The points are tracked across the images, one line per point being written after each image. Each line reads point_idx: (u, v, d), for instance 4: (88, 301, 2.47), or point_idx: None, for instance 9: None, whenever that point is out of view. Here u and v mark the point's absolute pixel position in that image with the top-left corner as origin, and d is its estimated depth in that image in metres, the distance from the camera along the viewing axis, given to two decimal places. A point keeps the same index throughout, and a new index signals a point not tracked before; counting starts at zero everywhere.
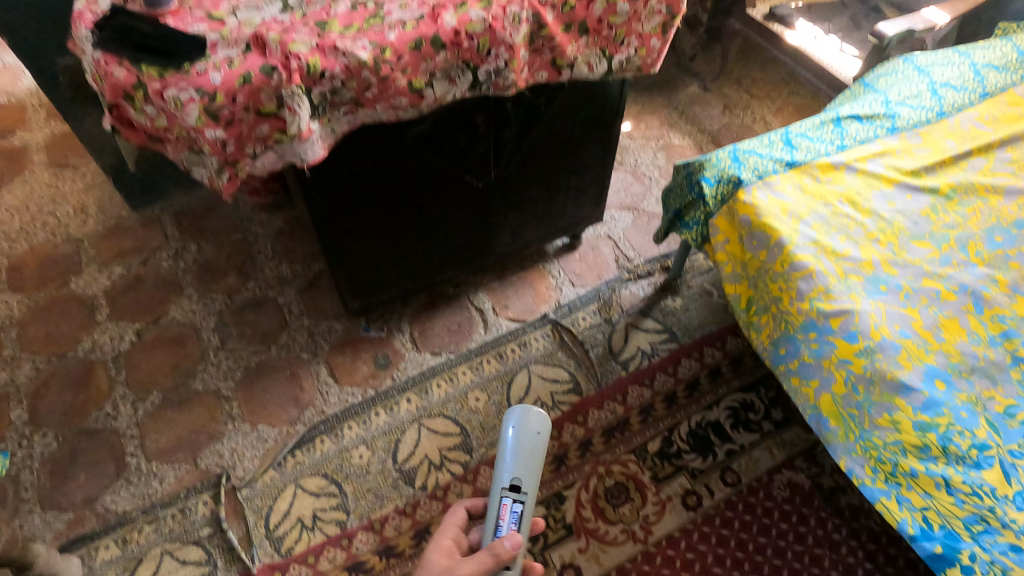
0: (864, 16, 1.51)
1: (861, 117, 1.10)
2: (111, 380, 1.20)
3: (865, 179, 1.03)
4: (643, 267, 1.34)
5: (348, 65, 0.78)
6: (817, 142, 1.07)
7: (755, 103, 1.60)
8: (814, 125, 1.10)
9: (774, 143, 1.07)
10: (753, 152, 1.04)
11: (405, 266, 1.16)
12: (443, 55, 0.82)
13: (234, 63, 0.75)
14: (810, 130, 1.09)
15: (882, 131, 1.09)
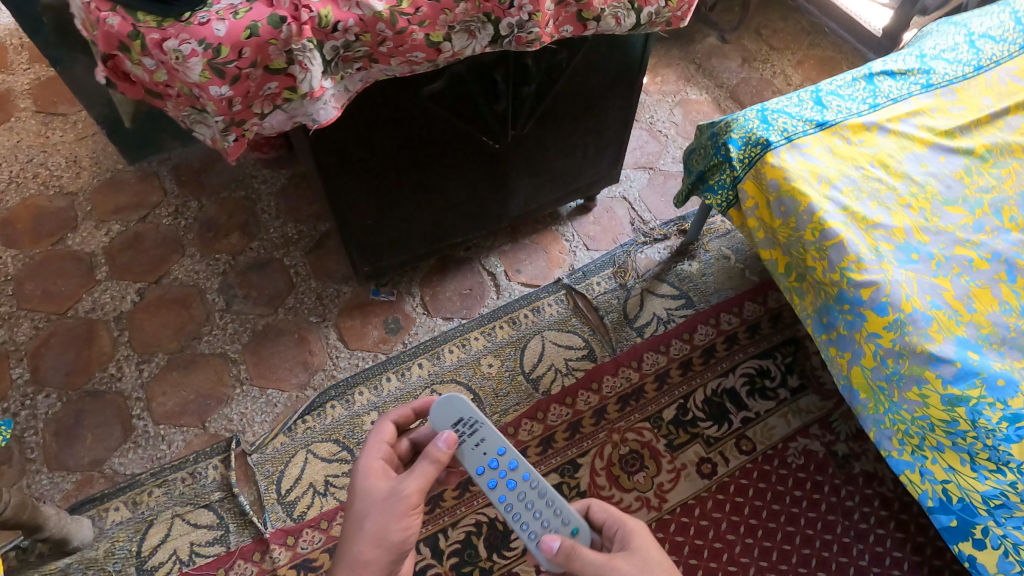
0: None
1: (896, 73, 1.04)
2: (114, 341, 1.18)
3: (898, 140, 0.98)
4: (659, 231, 1.30)
5: (362, 17, 0.73)
6: (848, 102, 1.01)
7: (775, 56, 1.53)
8: (846, 81, 1.03)
9: (803, 101, 1.01)
10: (782, 112, 0.99)
11: (417, 229, 1.13)
12: (463, 7, 0.77)
13: (240, 13, 0.70)
14: (840, 88, 1.02)
15: (917, 88, 1.02)
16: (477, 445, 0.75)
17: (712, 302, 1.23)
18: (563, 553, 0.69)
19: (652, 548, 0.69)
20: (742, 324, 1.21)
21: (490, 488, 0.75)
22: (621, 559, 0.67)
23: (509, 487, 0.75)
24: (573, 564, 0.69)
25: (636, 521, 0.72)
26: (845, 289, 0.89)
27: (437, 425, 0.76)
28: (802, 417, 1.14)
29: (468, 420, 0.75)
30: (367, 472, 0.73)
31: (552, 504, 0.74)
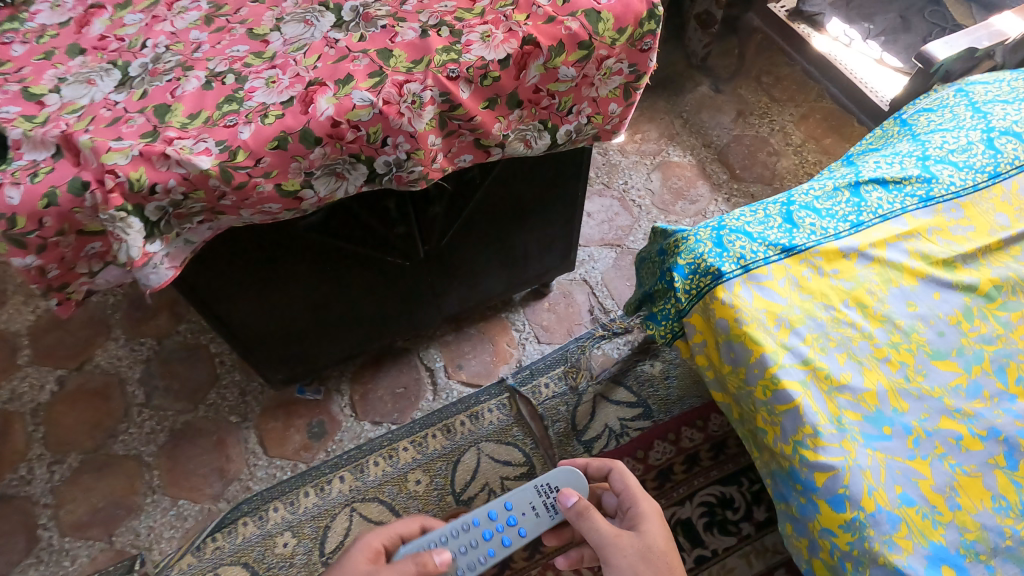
0: (918, 10, 1.18)
1: (886, 182, 0.89)
2: (28, 437, 1.12)
3: (881, 270, 0.83)
4: (619, 323, 1.17)
5: (187, 176, 0.60)
6: (824, 220, 0.86)
7: (775, 108, 1.41)
8: (826, 189, 0.89)
9: (770, 217, 0.86)
10: (740, 233, 0.84)
11: (336, 335, 1.04)
12: (320, 151, 0.64)
13: (38, 175, 0.58)
14: (817, 201, 0.87)
15: (911, 202, 0.88)
16: (535, 508, 0.76)
17: (673, 413, 1.09)
18: (576, 511, 0.70)
19: (654, 535, 0.68)
20: (706, 441, 1.05)
21: (489, 514, 0.75)
22: (627, 538, 0.67)
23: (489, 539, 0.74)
24: (581, 523, 0.69)
25: (648, 501, 0.71)
26: (798, 467, 0.74)
27: (564, 473, 0.77)
28: (767, 558, 0.97)
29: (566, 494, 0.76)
30: (362, 550, 0.69)
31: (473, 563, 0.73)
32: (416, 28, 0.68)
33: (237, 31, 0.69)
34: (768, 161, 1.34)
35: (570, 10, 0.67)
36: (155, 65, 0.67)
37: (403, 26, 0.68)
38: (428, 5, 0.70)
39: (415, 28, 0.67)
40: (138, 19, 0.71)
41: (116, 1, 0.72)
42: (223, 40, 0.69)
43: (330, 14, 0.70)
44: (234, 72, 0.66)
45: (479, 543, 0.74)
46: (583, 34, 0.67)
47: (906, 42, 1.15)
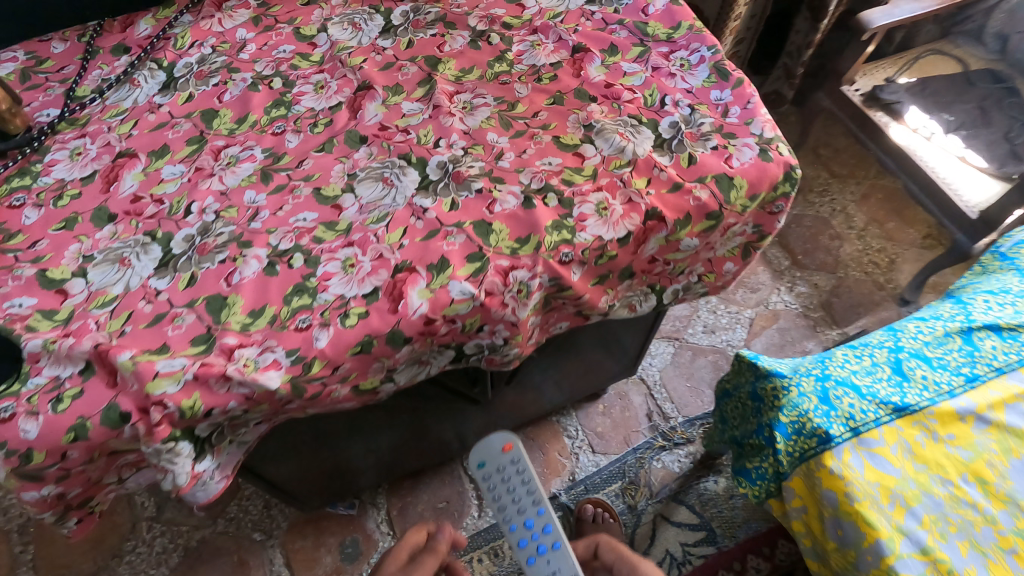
0: (997, 99, 1.13)
1: (1000, 329, 0.82)
2: (12, 561, 1.00)
3: (1000, 436, 0.75)
4: (680, 433, 1.10)
5: (250, 395, 0.49)
6: (936, 373, 0.79)
7: (836, 185, 1.39)
8: (934, 334, 0.82)
9: (877, 367, 0.80)
10: (847, 387, 0.77)
11: (384, 463, 0.97)
12: (407, 349, 0.54)
13: (62, 403, 0.47)
14: (927, 348, 0.81)
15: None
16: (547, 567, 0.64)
17: (739, 536, 1.01)
18: None
19: None
20: (773, 572, 0.97)
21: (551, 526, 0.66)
22: None
23: (525, 525, 0.68)
24: None
25: (650, 566, 0.65)
26: None
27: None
28: None
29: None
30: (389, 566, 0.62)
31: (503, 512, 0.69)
32: (517, 193, 0.57)
33: (302, 190, 0.57)
34: (830, 246, 1.32)
35: (697, 175, 0.58)
36: (203, 239, 0.55)
37: (501, 189, 0.57)
38: (528, 160, 0.59)
39: (515, 191, 0.57)
40: (181, 173, 0.59)
41: (150, 147, 0.61)
42: (286, 205, 0.57)
43: (414, 169, 0.58)
44: (302, 250, 0.54)
45: (521, 521, 0.68)
46: (713, 203, 0.57)
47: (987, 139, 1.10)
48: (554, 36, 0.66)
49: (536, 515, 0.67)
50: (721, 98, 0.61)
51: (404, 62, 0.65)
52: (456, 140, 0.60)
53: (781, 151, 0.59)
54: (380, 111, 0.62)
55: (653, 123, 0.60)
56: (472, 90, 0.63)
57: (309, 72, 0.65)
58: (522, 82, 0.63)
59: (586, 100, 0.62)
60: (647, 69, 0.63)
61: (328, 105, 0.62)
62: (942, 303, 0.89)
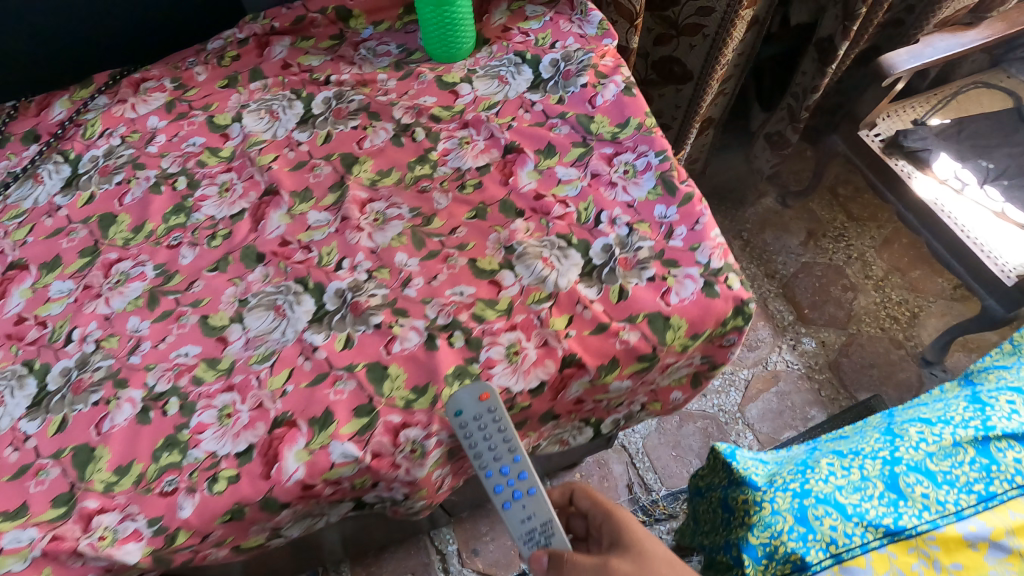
0: None
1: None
2: None
3: None
4: (663, 508, 1.02)
5: (108, 569, 0.45)
6: (941, 491, 0.56)
7: (852, 231, 1.25)
8: (942, 442, 0.60)
9: (866, 481, 0.58)
10: (827, 501, 0.56)
11: (340, 547, 0.91)
12: (289, 511, 0.48)
13: None
14: (931, 460, 0.58)
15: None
16: (523, 517, 0.48)
17: None
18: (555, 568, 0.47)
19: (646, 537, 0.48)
20: None
21: (520, 460, 0.48)
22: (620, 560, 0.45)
23: (500, 470, 0.48)
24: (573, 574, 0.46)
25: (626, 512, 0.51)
26: None
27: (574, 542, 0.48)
28: None
29: (549, 531, 0.48)
30: None
31: (470, 452, 0.47)
32: (421, 328, 0.51)
33: (188, 318, 0.53)
34: (843, 298, 1.19)
35: (627, 313, 0.50)
36: (79, 374, 0.51)
37: (403, 323, 0.51)
38: (437, 288, 0.52)
39: (418, 327, 0.51)
40: (69, 290, 0.55)
41: (42, 258, 0.57)
42: (169, 335, 0.52)
43: (310, 295, 0.53)
44: (176, 392, 0.50)
45: (489, 475, 0.49)
46: (644, 346, 0.50)
47: None
48: (486, 132, 0.58)
49: (511, 463, 0.48)
50: (665, 215, 0.53)
51: (318, 161, 0.58)
52: (361, 261, 0.54)
53: (730, 283, 0.51)
54: (284, 221, 0.56)
55: (584, 245, 0.53)
56: (387, 198, 0.56)
57: (216, 171, 0.60)
58: (442, 190, 0.56)
59: (511, 214, 0.55)
60: (585, 176, 0.55)
61: (229, 213, 0.57)
62: (951, 404, 0.67)
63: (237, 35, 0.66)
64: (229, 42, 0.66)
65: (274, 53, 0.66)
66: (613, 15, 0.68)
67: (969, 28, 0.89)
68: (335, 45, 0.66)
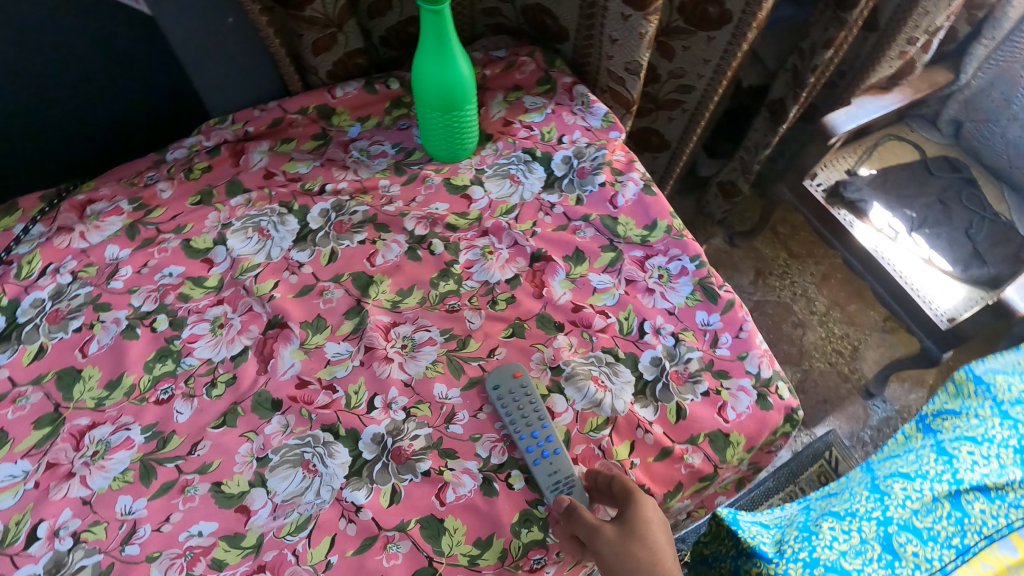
0: (959, 192, 0.98)
1: (988, 488, 0.58)
2: None
3: None
4: None
5: None
6: (928, 547, 0.54)
7: (795, 267, 1.26)
8: (917, 503, 0.58)
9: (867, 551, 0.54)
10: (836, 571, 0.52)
11: None
12: None
13: None
14: (916, 516, 0.57)
15: (1016, 515, 0.54)
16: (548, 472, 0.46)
17: None
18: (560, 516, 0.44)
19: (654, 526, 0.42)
20: None
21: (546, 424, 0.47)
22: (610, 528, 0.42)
23: (531, 434, 0.47)
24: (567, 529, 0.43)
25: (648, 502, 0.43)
26: None
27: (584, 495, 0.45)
28: None
29: (572, 484, 0.46)
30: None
31: (504, 419, 0.48)
32: (475, 469, 0.47)
33: (196, 486, 0.45)
34: (793, 335, 1.20)
35: (688, 433, 0.49)
36: None
37: (453, 467, 0.47)
38: (485, 423, 0.48)
39: (471, 469, 0.47)
40: (26, 473, 0.46)
41: None
42: (174, 512, 0.44)
43: (342, 444, 0.47)
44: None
45: (515, 433, 0.47)
46: (708, 467, 0.48)
47: (950, 236, 0.94)
48: (508, 240, 0.55)
49: (540, 428, 0.47)
50: (709, 323, 0.52)
51: (327, 284, 0.53)
52: (396, 397, 0.49)
53: (781, 393, 0.50)
54: (297, 358, 0.50)
55: (632, 358, 0.51)
56: (413, 320, 0.51)
57: (204, 303, 0.53)
58: (473, 307, 0.52)
59: (551, 329, 0.51)
60: (621, 283, 0.53)
61: (229, 354, 0.51)
62: (921, 456, 0.66)
63: (204, 142, 0.60)
64: (195, 150, 0.60)
65: (252, 160, 0.59)
66: (608, 101, 0.68)
67: (886, 90, 0.94)
68: (320, 145, 0.61)
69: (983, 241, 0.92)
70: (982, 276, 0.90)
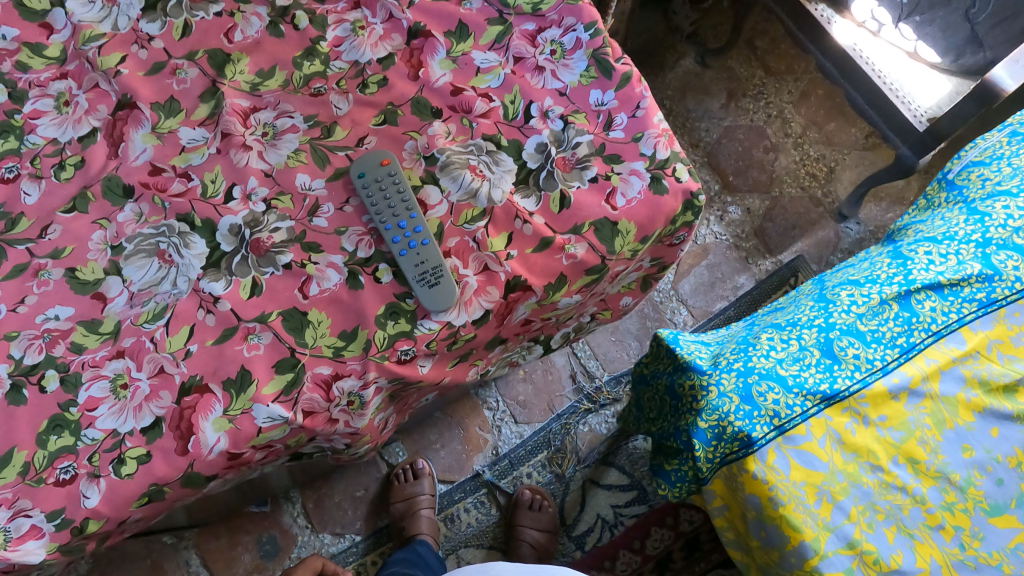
0: None
1: (942, 285, 0.57)
2: None
3: (934, 411, 0.54)
4: (606, 393, 0.95)
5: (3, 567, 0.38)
6: (870, 349, 0.55)
7: (771, 86, 1.15)
8: (869, 305, 0.56)
9: (805, 354, 0.55)
10: (771, 379, 0.53)
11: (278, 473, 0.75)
12: (221, 477, 0.43)
13: None
14: (861, 320, 0.56)
15: (970, 308, 0.56)
16: (415, 262, 0.43)
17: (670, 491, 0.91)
18: None
19: None
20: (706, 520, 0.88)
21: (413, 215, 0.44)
22: None
23: (397, 225, 0.44)
24: None
25: None
26: None
27: None
28: None
29: (440, 275, 0.43)
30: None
31: (369, 211, 0.44)
32: (341, 263, 0.44)
33: (50, 272, 0.42)
34: (764, 160, 1.13)
35: (571, 223, 0.45)
36: None
37: (317, 261, 0.44)
38: (351, 217, 0.45)
39: (336, 263, 0.44)
40: None
41: None
42: (29, 295, 0.42)
43: (199, 236, 0.44)
44: (48, 368, 0.40)
45: (383, 226, 0.44)
46: (592, 258, 0.45)
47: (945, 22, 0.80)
48: (383, 12, 0.48)
49: (408, 219, 0.44)
50: (603, 102, 0.47)
51: (180, 62, 0.47)
52: (255, 189, 0.45)
53: (679, 175, 0.46)
54: (150, 143, 0.45)
55: (516, 146, 0.46)
56: (274, 106, 0.46)
57: (45, 76, 0.46)
58: (340, 91, 0.47)
59: (427, 116, 0.46)
60: (507, 62, 0.48)
61: (77, 135, 0.45)
62: (874, 262, 0.61)
63: None
64: None
65: None
66: None
67: None
68: None
69: (984, 21, 0.77)
70: (973, 65, 0.79)
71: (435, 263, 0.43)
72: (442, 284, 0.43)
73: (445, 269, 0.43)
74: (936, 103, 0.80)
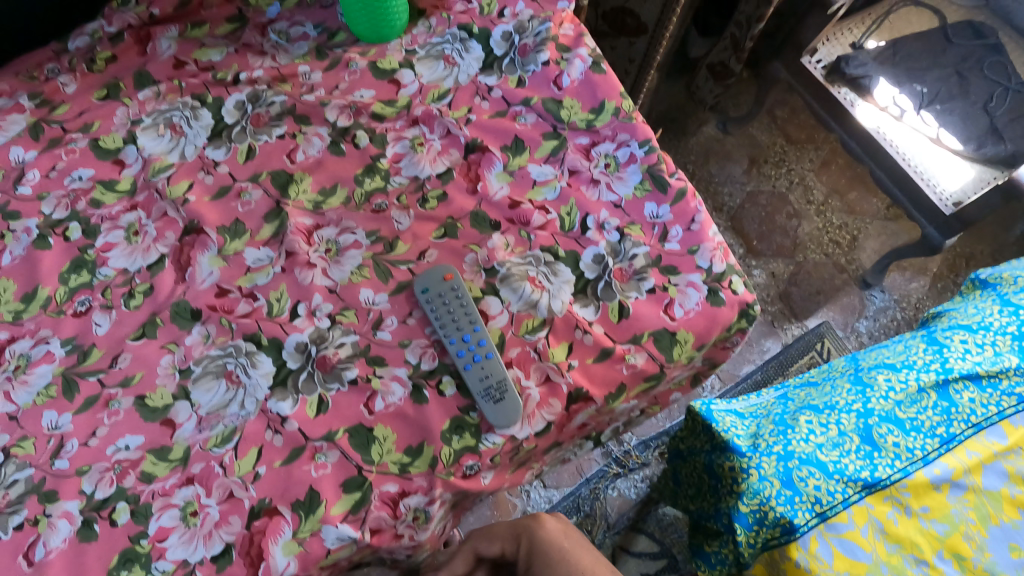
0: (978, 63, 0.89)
1: (980, 376, 0.57)
2: None
3: (978, 506, 0.52)
4: (636, 457, 0.93)
5: None
6: (909, 437, 0.54)
7: (793, 154, 1.18)
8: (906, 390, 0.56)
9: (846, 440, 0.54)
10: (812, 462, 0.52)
11: None
12: None
13: None
14: (899, 407, 0.55)
15: (1009, 402, 0.56)
16: (480, 377, 0.44)
17: None
18: None
19: None
20: None
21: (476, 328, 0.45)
22: None
23: (461, 338, 0.44)
24: None
25: None
26: None
27: None
28: None
29: (504, 390, 0.44)
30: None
31: (433, 323, 0.45)
32: (405, 377, 0.45)
33: (120, 401, 0.43)
34: (787, 227, 1.14)
35: (631, 332, 0.46)
36: None
37: (382, 375, 0.45)
38: (414, 329, 0.46)
39: (400, 377, 0.45)
40: None
41: None
42: (100, 426, 0.43)
43: (265, 354, 0.45)
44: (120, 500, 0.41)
45: (447, 340, 0.44)
46: (652, 367, 0.45)
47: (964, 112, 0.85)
48: (440, 129, 0.51)
49: (472, 332, 0.44)
50: (658, 215, 0.49)
51: (245, 184, 0.49)
52: (320, 305, 0.46)
53: (735, 286, 0.47)
54: (216, 266, 0.47)
55: (573, 257, 0.47)
56: (337, 223, 0.48)
57: (116, 210, 0.48)
58: (401, 207, 0.48)
59: (486, 229, 0.48)
60: (562, 174, 0.49)
61: (145, 263, 0.47)
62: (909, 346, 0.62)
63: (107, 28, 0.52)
64: (97, 37, 0.52)
65: (161, 48, 0.53)
66: None
67: None
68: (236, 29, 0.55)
69: (1002, 115, 0.84)
70: (996, 154, 0.82)
71: (500, 377, 0.44)
72: (506, 399, 0.43)
73: (507, 382, 0.44)
74: (960, 188, 0.82)
